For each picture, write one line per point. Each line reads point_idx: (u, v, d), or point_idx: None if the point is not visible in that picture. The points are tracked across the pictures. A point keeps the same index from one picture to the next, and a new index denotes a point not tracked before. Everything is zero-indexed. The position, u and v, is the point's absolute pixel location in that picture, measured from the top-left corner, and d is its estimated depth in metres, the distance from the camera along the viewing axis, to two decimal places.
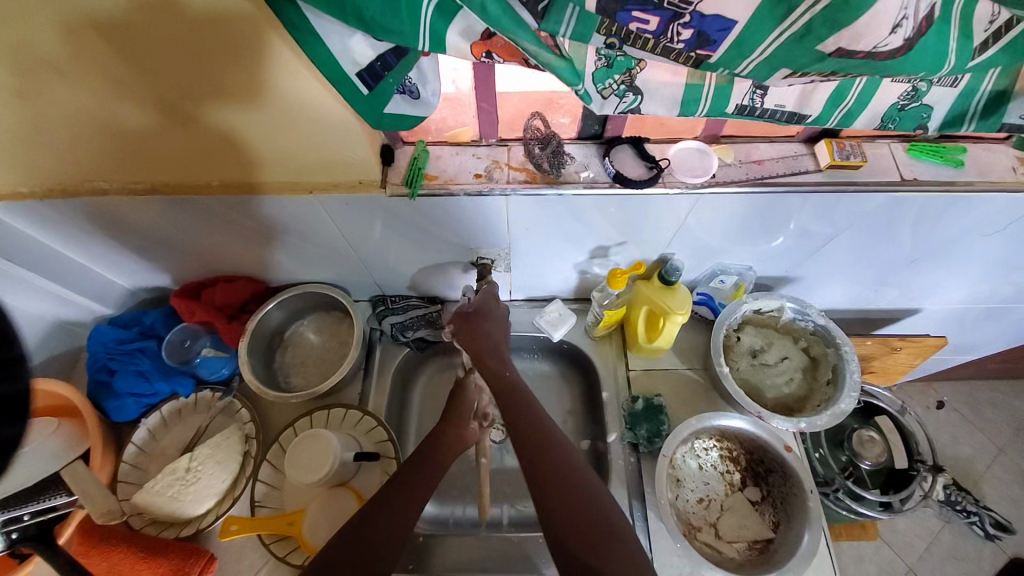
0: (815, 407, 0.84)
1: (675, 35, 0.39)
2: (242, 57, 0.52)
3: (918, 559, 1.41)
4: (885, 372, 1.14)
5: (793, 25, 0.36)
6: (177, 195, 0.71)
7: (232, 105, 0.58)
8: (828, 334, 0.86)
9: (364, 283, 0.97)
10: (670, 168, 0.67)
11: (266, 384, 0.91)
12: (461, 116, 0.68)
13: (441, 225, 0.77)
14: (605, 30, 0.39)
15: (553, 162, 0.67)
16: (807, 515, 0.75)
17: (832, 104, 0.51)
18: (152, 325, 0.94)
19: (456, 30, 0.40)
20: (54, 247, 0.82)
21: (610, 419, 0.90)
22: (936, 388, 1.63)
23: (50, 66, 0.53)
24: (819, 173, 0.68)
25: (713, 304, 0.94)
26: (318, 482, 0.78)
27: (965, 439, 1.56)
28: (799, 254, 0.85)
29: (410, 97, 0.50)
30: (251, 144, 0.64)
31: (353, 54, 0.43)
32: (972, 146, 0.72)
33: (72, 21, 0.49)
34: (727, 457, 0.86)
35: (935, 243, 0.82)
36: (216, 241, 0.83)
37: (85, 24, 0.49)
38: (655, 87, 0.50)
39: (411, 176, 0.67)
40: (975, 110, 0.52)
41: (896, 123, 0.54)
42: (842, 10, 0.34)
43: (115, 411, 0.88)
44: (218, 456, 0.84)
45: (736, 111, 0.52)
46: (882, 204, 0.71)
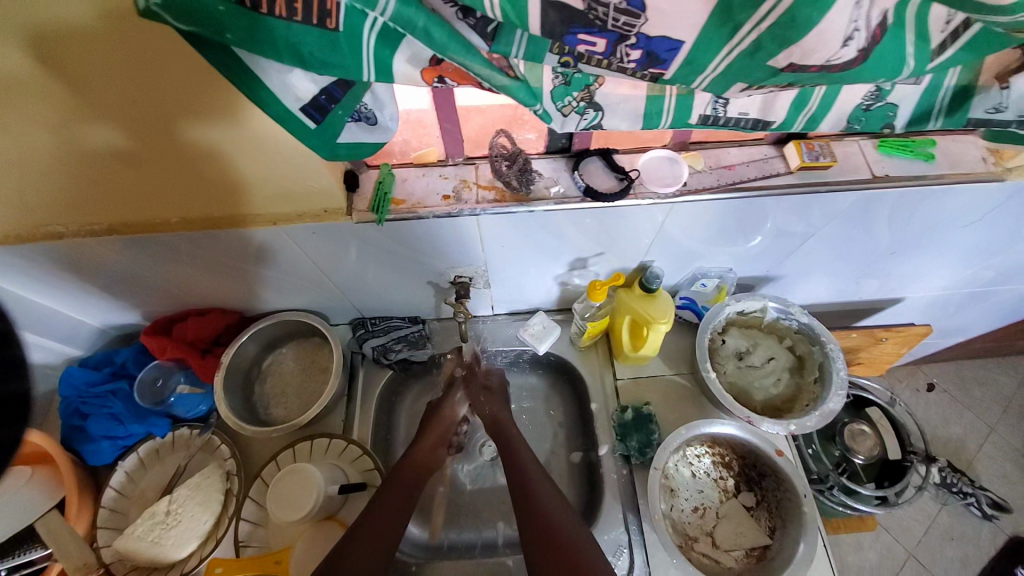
0: (804, 407, 0.83)
1: (624, 56, 0.37)
2: (189, 95, 0.51)
3: (917, 544, 1.41)
4: (872, 362, 1.14)
5: (740, 44, 0.35)
6: (136, 234, 0.69)
7: (188, 142, 0.56)
8: (812, 332, 0.85)
9: (342, 307, 0.95)
10: (640, 179, 0.66)
11: (245, 419, 0.88)
12: (425, 138, 0.66)
13: (414, 247, 0.75)
14: (556, 51, 0.39)
15: (522, 179, 0.66)
16: (802, 520, 0.75)
17: (796, 109, 0.50)
18: (123, 363, 0.90)
19: (402, 58, 0.39)
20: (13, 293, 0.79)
21: (600, 431, 0.89)
22: (924, 370, 1.63)
23: None
24: (790, 175, 0.68)
25: (696, 307, 0.92)
26: (303, 518, 0.76)
27: (956, 420, 1.57)
28: (778, 254, 0.84)
29: (368, 124, 0.48)
30: (210, 180, 0.62)
31: (295, 89, 0.41)
32: (941, 138, 0.72)
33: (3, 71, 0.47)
34: (720, 463, 0.85)
35: (911, 235, 0.82)
36: (184, 275, 0.81)
37: (18, 73, 0.47)
38: (616, 102, 0.49)
39: (378, 201, 0.65)
40: (941, 107, 0.52)
41: (863, 124, 0.54)
42: (788, 27, 0.33)
43: (91, 455, 0.85)
44: (199, 496, 0.83)
45: (699, 121, 0.51)
46: (855, 202, 0.70)
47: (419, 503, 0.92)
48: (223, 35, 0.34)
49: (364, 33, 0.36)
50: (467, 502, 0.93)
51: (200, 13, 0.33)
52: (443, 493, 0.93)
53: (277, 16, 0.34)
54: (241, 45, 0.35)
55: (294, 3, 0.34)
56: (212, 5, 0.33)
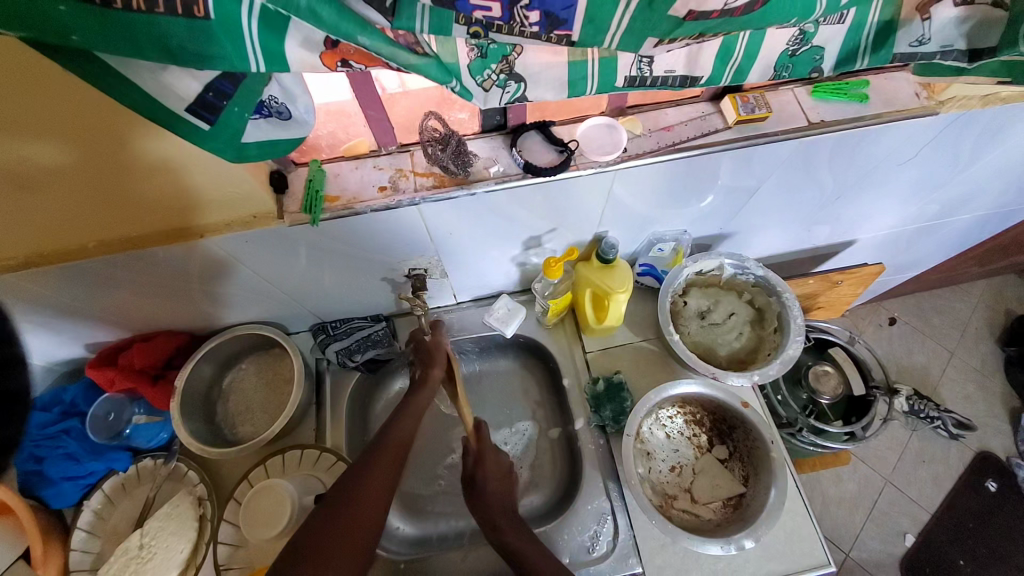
0: (766, 356, 0.85)
1: (523, 19, 0.36)
2: (77, 107, 0.46)
3: (892, 470, 1.49)
4: (832, 305, 1.18)
5: None
6: (56, 264, 0.63)
7: (87, 159, 0.51)
8: (769, 283, 0.87)
9: (298, 314, 0.92)
10: (580, 149, 0.65)
11: (210, 442, 0.85)
12: (352, 128, 0.63)
13: (361, 245, 0.72)
14: (464, 21, 0.36)
15: (458, 161, 0.63)
16: (772, 466, 0.77)
17: (721, 62, 0.49)
18: (73, 401, 0.85)
19: (294, 44, 0.36)
20: None
21: (575, 405, 0.90)
22: (885, 306, 1.70)
23: None
24: (729, 131, 0.67)
25: (657, 273, 0.92)
26: (281, 534, 0.74)
27: (919, 349, 1.65)
28: (729, 210, 0.85)
29: (281, 119, 0.45)
30: (123, 198, 0.58)
31: (175, 89, 0.37)
32: (873, 78, 0.73)
33: None
34: (692, 421, 0.87)
35: (855, 178, 0.83)
36: (122, 301, 0.76)
37: None
38: (537, 72, 0.46)
39: (309, 201, 0.62)
40: (866, 45, 0.51)
41: (790, 71, 0.53)
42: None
43: (53, 498, 0.81)
44: (171, 527, 0.80)
45: (626, 84, 0.49)
46: (796, 150, 0.71)
47: (405, 500, 0.91)
48: (70, 38, 0.31)
49: (242, 19, 0.33)
50: (453, 491, 0.93)
51: (36, 15, 0.30)
52: (427, 486, 0.92)
53: (136, 12, 0.30)
54: (94, 47, 0.32)
55: None
56: (51, 5, 0.29)
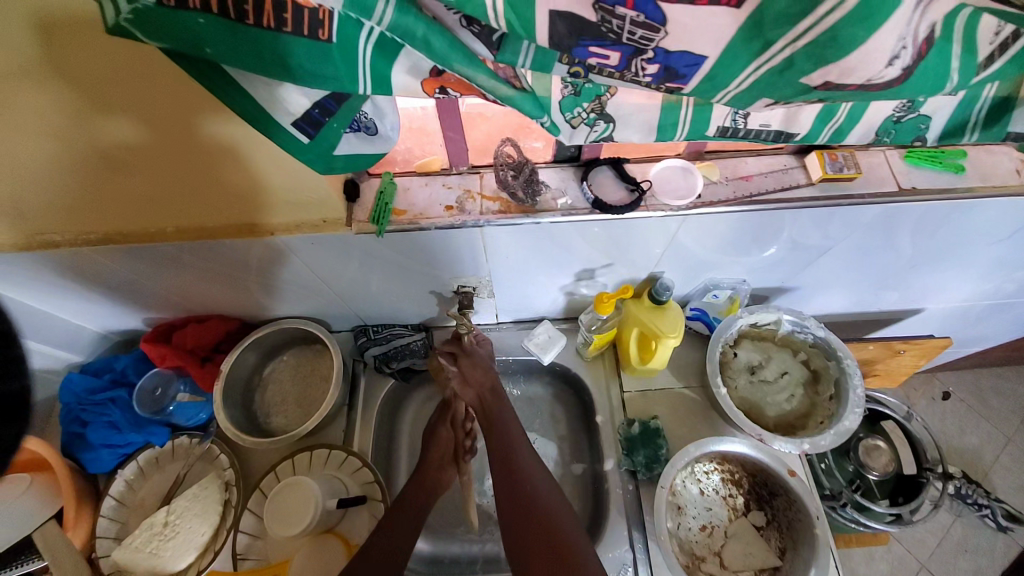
0: (818, 424, 0.80)
1: (639, 70, 0.34)
2: (188, 103, 0.49)
3: (930, 556, 1.37)
4: (889, 374, 1.10)
5: (770, 60, 0.32)
6: (133, 244, 0.67)
7: (180, 149, 0.54)
8: (829, 346, 0.82)
9: (344, 315, 0.93)
10: (653, 191, 0.64)
11: (246, 430, 0.87)
12: (428, 146, 0.64)
13: (418, 258, 0.73)
14: (566, 60, 0.36)
15: (528, 190, 0.63)
16: (815, 544, 0.72)
17: (821, 122, 0.47)
18: (123, 371, 0.89)
19: (401, 69, 0.37)
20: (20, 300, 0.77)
21: (606, 445, 0.87)
22: (940, 378, 1.58)
23: None
24: (811, 188, 0.65)
25: (707, 319, 0.89)
26: (302, 533, 0.74)
27: (972, 429, 1.52)
28: (794, 265, 0.81)
29: (367, 134, 0.46)
30: (204, 189, 0.61)
31: (285, 103, 0.39)
32: (971, 149, 0.68)
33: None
34: (729, 480, 0.83)
35: (935, 249, 0.78)
36: (185, 283, 0.79)
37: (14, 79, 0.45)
38: (629, 113, 0.46)
39: (378, 213, 0.63)
40: (977, 120, 0.48)
41: (892, 136, 0.51)
42: (827, 47, 0.30)
43: (90, 462, 0.84)
44: (196, 508, 0.82)
45: (717, 133, 0.48)
46: (878, 215, 0.67)
47: None
48: (204, 49, 0.32)
49: (360, 43, 0.34)
50: (469, 513, 0.91)
51: (177, 28, 0.31)
52: (443, 502, 0.91)
53: (265, 28, 0.32)
54: (223, 59, 0.33)
55: (284, 13, 0.31)
56: (191, 18, 0.31)
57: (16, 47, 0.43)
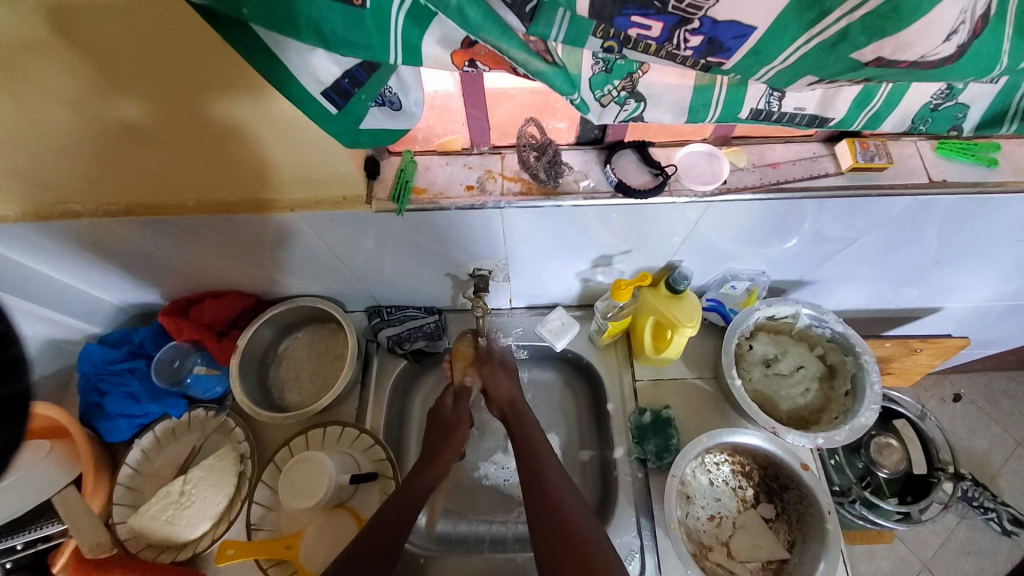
0: (832, 419, 0.80)
1: (681, 42, 0.34)
2: (208, 74, 0.48)
3: (932, 557, 1.36)
4: (904, 373, 1.09)
5: (823, 33, 0.31)
6: (154, 216, 0.67)
7: (201, 123, 0.54)
8: (847, 342, 0.81)
9: (358, 294, 0.94)
10: (677, 176, 0.62)
11: (260, 405, 0.88)
12: (450, 125, 0.64)
13: (436, 238, 0.73)
14: (601, 33, 0.34)
15: (550, 171, 0.62)
16: (824, 538, 0.72)
17: (858, 106, 0.46)
18: (141, 342, 0.91)
19: (433, 39, 0.36)
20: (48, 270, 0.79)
21: (617, 432, 0.87)
22: (951, 379, 1.55)
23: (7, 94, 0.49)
24: (840, 177, 0.63)
25: (724, 310, 0.87)
26: (315, 506, 0.76)
27: (982, 432, 1.50)
28: (815, 258, 0.79)
29: (391, 109, 0.45)
30: (224, 164, 0.60)
31: (315, 71, 0.38)
32: (1006, 142, 0.66)
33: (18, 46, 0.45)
34: (739, 472, 0.83)
35: (962, 245, 0.76)
36: (204, 257, 0.80)
37: (35, 47, 0.45)
38: (661, 93, 0.45)
39: (398, 191, 0.63)
40: (1017, 109, 0.46)
41: (929, 125, 0.49)
42: (888, 17, 0.30)
43: (108, 431, 0.86)
44: (212, 479, 0.83)
45: (750, 116, 0.46)
46: (908, 208, 0.65)
47: None
48: (240, 10, 0.32)
49: (392, 13, 0.33)
50: (476, 495, 0.92)
51: None
52: (450, 483, 0.92)
53: None
54: (258, 22, 0.32)
55: None
56: None
57: (38, 15, 0.42)
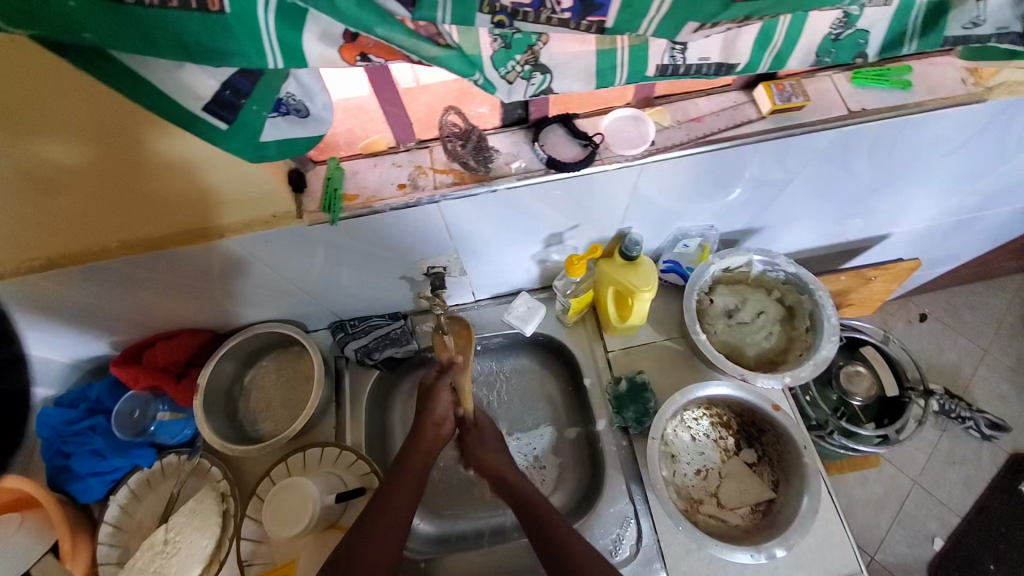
0: (797, 357, 0.82)
1: (556, 4, 0.34)
2: (95, 103, 0.45)
3: (921, 472, 1.43)
4: (864, 302, 1.13)
5: None
6: (78, 264, 0.64)
7: (102, 157, 0.51)
8: (800, 281, 0.84)
9: (317, 312, 0.91)
10: (606, 143, 0.63)
11: (232, 440, 0.86)
12: (369, 125, 0.61)
13: (382, 243, 0.71)
14: (488, 10, 0.34)
15: (479, 157, 0.62)
16: (804, 472, 0.74)
17: (760, 47, 0.46)
18: (99, 398, 0.87)
19: (312, 37, 0.34)
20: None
21: (597, 405, 0.88)
22: (914, 302, 1.62)
23: None
24: (763, 121, 0.64)
25: (681, 270, 0.89)
26: (304, 531, 0.74)
27: (950, 346, 1.57)
28: (758, 204, 0.81)
29: (298, 117, 0.44)
30: (143, 199, 0.58)
31: (192, 87, 0.37)
32: (915, 64, 0.69)
33: None
34: (718, 424, 0.85)
35: (893, 170, 0.79)
36: (147, 300, 0.76)
37: None
38: (564, 62, 0.44)
39: (328, 200, 0.61)
40: (914, 27, 0.47)
41: (833, 56, 0.49)
42: None
43: (81, 493, 0.82)
44: (196, 523, 0.81)
45: (657, 74, 0.47)
46: (833, 141, 0.67)
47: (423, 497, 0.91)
48: (83, 35, 0.30)
49: (259, 14, 0.32)
50: (471, 491, 0.92)
51: (50, 12, 0.29)
52: (443, 484, 0.92)
53: (148, 6, 0.30)
54: (107, 44, 0.31)
55: None
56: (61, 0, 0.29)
57: None
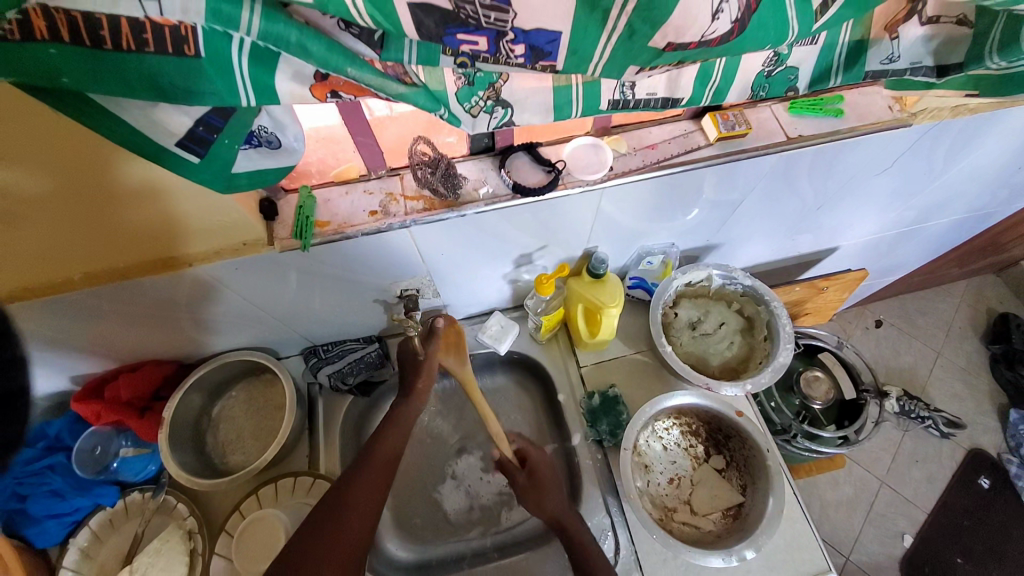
0: (758, 365, 0.86)
1: (508, 52, 0.37)
2: (67, 142, 0.46)
3: (887, 472, 1.50)
4: (819, 311, 1.20)
5: (615, 29, 0.35)
6: (41, 297, 0.62)
7: (75, 189, 0.51)
8: (757, 292, 0.89)
9: (289, 338, 0.91)
10: (568, 169, 0.67)
11: (200, 474, 0.83)
12: (340, 154, 0.63)
13: (354, 269, 0.73)
14: (450, 52, 0.37)
15: (448, 184, 0.64)
16: (768, 474, 0.78)
17: (701, 83, 0.51)
18: (58, 435, 0.83)
19: (285, 76, 0.37)
20: None
21: (571, 420, 0.90)
22: (870, 309, 1.72)
23: None
24: (711, 147, 0.70)
25: (647, 285, 0.93)
26: (274, 567, 0.72)
27: (906, 350, 1.67)
28: (715, 222, 0.86)
29: (270, 148, 0.46)
30: (109, 229, 0.57)
31: (165, 124, 0.38)
32: (848, 93, 0.75)
33: None
34: (688, 432, 0.88)
35: (835, 189, 0.86)
36: (111, 332, 0.75)
37: None
38: (524, 97, 0.47)
39: (299, 227, 0.62)
40: (839, 63, 0.53)
41: (767, 90, 0.55)
42: (650, 9, 0.33)
43: (37, 537, 0.77)
44: (161, 563, 0.77)
45: (610, 106, 0.51)
46: (777, 164, 0.73)
47: (405, 522, 0.89)
48: (60, 79, 0.32)
49: (234, 56, 0.34)
50: (452, 514, 0.91)
51: (28, 59, 0.30)
52: (423, 509, 0.91)
53: (126, 51, 0.31)
54: (85, 87, 0.32)
55: (143, 34, 0.31)
56: (41, 49, 0.30)
57: None
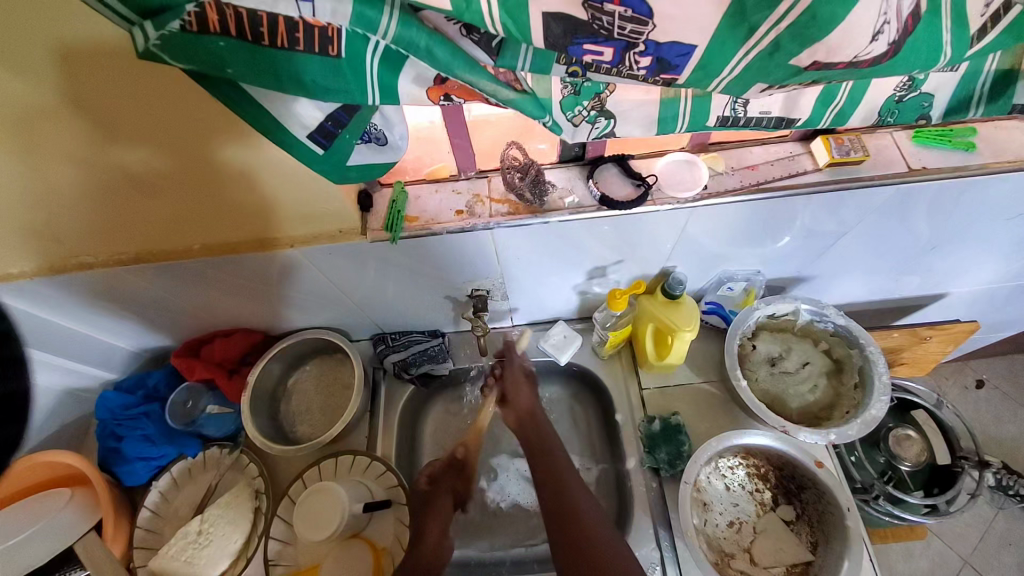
0: (844, 414, 0.79)
1: (633, 63, 0.36)
2: (213, 125, 0.52)
3: (973, 552, 1.31)
4: (917, 362, 1.07)
5: (757, 45, 0.33)
6: (160, 261, 0.70)
7: (209, 169, 0.57)
8: (851, 334, 0.81)
9: (362, 323, 0.95)
10: (658, 184, 0.65)
11: (272, 439, 0.89)
12: (437, 153, 0.67)
13: (431, 264, 0.75)
14: (563, 61, 0.37)
15: (535, 191, 0.65)
16: (847, 536, 0.70)
17: (821, 105, 0.48)
18: (156, 386, 0.93)
19: (408, 79, 0.39)
20: (84, 328, 0.84)
21: (628, 442, 0.86)
22: (972, 367, 1.52)
23: (36, 149, 0.53)
24: (820, 173, 0.65)
25: (723, 312, 0.88)
26: (328, 537, 0.76)
27: (1011, 419, 1.45)
28: (808, 253, 0.80)
29: (377, 144, 0.48)
30: (227, 207, 0.64)
31: (299, 115, 0.42)
32: (982, 125, 0.67)
33: (53, 103, 0.48)
34: (755, 475, 0.81)
35: (953, 229, 0.76)
36: (212, 298, 0.82)
37: (67, 104, 0.49)
38: (628, 109, 0.47)
39: (391, 221, 0.65)
40: (981, 93, 0.47)
41: (895, 117, 0.50)
42: (810, 26, 0.31)
43: (126, 475, 0.87)
44: (229, 516, 0.84)
45: (718, 123, 0.49)
46: (891, 197, 0.66)
47: None
48: (224, 70, 0.35)
49: (368, 57, 0.36)
50: (492, 516, 0.91)
51: (200, 50, 0.34)
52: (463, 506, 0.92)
53: (281, 47, 0.34)
54: (242, 78, 0.36)
55: (296, 34, 0.34)
56: (212, 41, 0.33)
57: (75, 82, 0.47)
